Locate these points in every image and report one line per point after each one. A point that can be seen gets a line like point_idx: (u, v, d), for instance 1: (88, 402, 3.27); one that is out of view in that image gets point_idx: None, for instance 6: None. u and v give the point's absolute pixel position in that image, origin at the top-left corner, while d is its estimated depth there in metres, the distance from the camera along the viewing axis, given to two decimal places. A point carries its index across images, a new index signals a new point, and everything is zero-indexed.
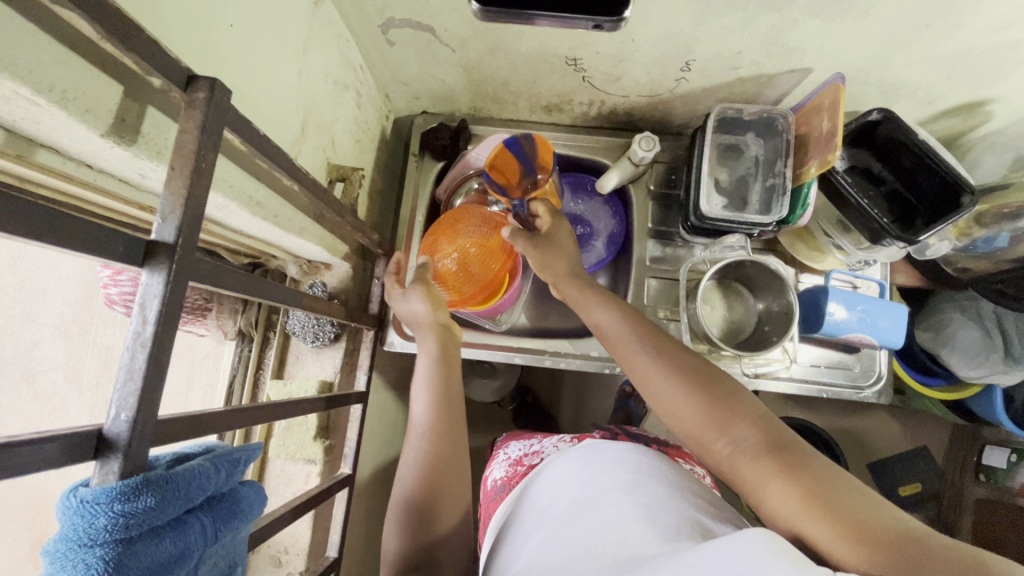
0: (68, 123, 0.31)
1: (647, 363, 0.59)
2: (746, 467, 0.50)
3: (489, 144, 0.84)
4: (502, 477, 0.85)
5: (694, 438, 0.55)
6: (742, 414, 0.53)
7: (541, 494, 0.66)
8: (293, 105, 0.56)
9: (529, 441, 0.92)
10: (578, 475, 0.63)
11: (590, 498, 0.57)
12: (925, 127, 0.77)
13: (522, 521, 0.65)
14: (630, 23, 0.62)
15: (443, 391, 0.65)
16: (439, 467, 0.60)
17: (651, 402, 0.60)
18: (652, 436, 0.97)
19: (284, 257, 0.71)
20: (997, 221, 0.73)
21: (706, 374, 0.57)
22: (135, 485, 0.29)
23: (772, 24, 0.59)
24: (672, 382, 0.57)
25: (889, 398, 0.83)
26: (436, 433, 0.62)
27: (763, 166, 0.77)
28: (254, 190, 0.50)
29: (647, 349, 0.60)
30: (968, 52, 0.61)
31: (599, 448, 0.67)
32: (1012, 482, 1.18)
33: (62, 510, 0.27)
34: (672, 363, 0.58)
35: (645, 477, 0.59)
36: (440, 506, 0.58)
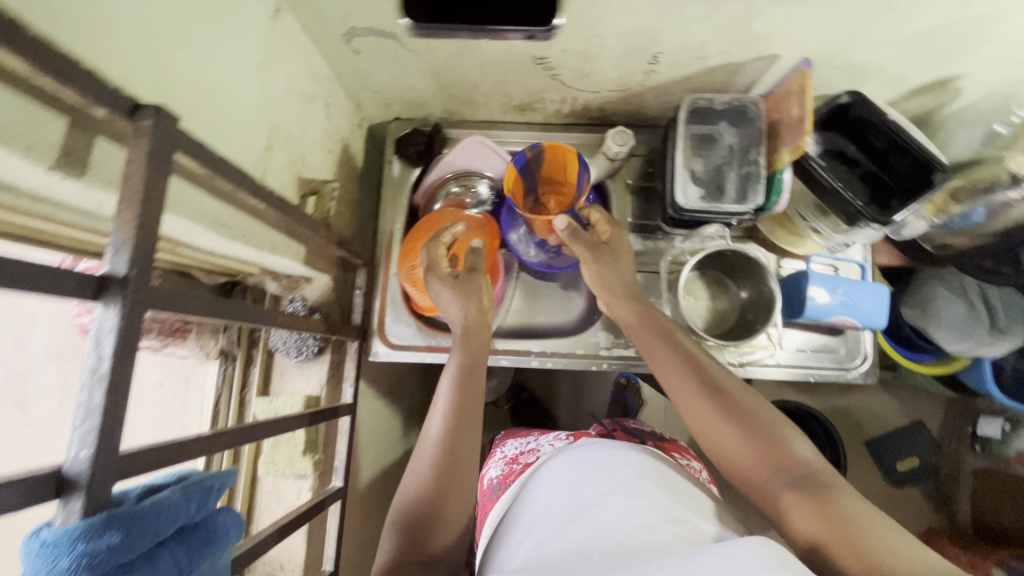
0: (11, 160, 0.31)
1: (690, 388, 0.61)
2: (779, 495, 0.52)
3: (465, 147, 0.85)
4: (498, 476, 0.85)
5: (738, 469, 0.57)
6: (782, 447, 0.55)
7: (538, 492, 0.66)
8: (258, 122, 0.56)
9: (525, 439, 0.92)
10: (577, 474, 0.63)
11: (589, 497, 0.57)
12: (898, 106, 0.77)
13: (519, 519, 0.64)
14: (593, 20, 0.61)
15: (462, 402, 0.63)
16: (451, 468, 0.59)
17: (688, 424, 0.62)
18: (649, 431, 0.98)
19: (261, 273, 0.71)
20: (973, 197, 0.73)
21: (749, 404, 0.58)
22: (97, 523, 0.29)
23: (735, 13, 0.59)
24: (719, 416, 0.58)
25: (876, 377, 0.83)
26: (455, 440, 0.61)
27: (738, 154, 0.76)
28: (219, 211, 0.49)
29: (690, 374, 0.62)
30: (933, 30, 0.61)
31: (598, 456, 0.68)
32: (1007, 450, 1.19)
33: (24, 553, 0.28)
34: (717, 391, 0.60)
35: (642, 480, 0.60)
36: (445, 513, 0.57)
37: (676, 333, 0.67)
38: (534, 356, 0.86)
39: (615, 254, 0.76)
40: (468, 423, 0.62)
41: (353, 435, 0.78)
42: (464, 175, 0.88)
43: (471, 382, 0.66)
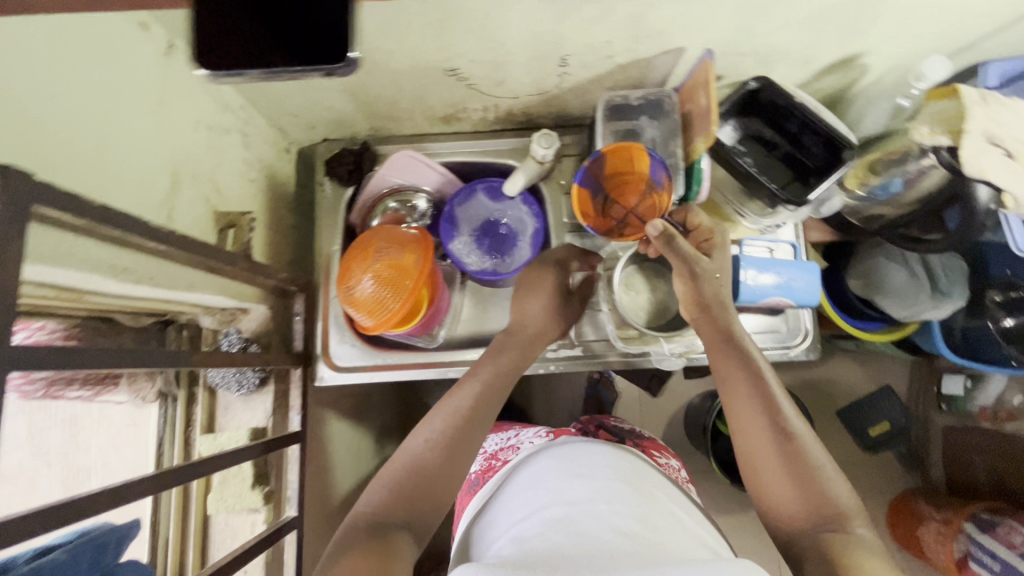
0: None
1: (759, 422, 0.62)
2: (811, 539, 0.55)
3: (394, 162, 0.83)
4: (476, 471, 0.83)
5: (778, 505, 0.59)
6: (826, 496, 0.57)
7: (518, 488, 0.67)
8: (156, 162, 0.55)
9: (506, 434, 0.91)
10: (559, 474, 0.66)
11: (576, 501, 0.60)
12: (811, 86, 0.78)
13: (496, 514, 0.66)
14: (490, 30, 0.62)
15: (474, 407, 0.66)
16: (445, 446, 0.63)
17: (738, 447, 0.64)
18: (630, 430, 0.97)
19: (192, 310, 0.69)
20: (888, 168, 0.75)
21: (812, 452, 0.60)
22: None
23: (629, 11, 0.60)
24: (780, 454, 0.60)
25: (818, 352, 0.85)
26: (455, 436, 0.64)
27: (661, 147, 0.77)
28: (117, 257, 0.48)
29: (760, 406, 0.62)
30: (824, 14, 0.62)
31: (581, 451, 0.70)
32: (972, 406, 1.21)
33: None
34: (784, 434, 0.60)
35: (616, 482, 0.64)
36: (424, 478, 0.61)
37: (756, 361, 0.66)
38: None
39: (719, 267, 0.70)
40: (478, 427, 0.65)
41: (304, 462, 0.78)
42: (400, 191, 0.88)
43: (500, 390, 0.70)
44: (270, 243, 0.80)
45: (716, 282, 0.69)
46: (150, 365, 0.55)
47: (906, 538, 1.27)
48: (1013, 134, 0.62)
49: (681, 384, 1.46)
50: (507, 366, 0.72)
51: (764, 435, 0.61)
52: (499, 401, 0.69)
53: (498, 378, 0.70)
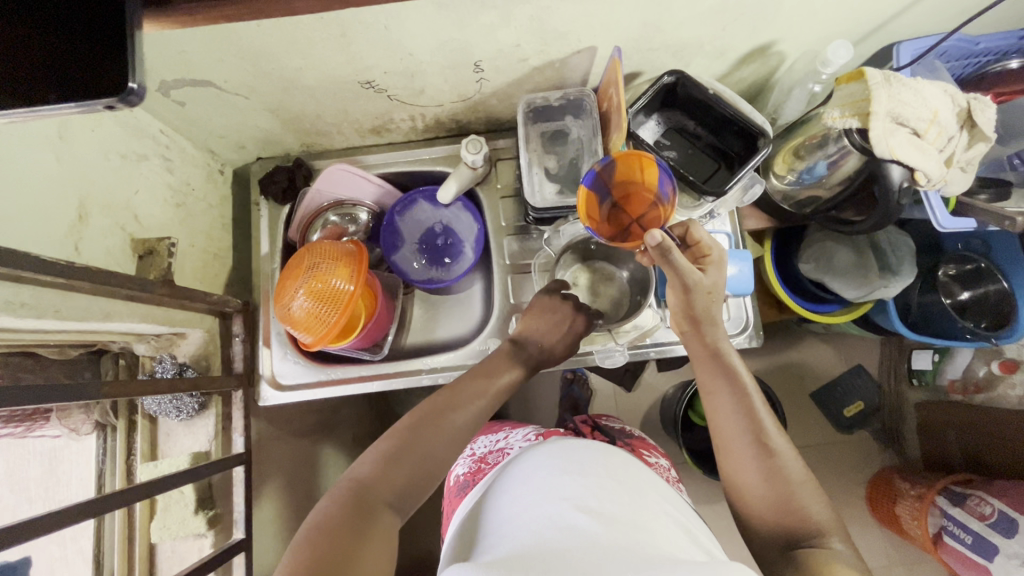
0: None
1: (739, 439, 0.62)
2: (789, 554, 0.55)
3: (325, 177, 0.83)
4: (465, 473, 0.84)
5: (759, 522, 0.59)
6: (803, 511, 0.57)
7: (508, 486, 0.66)
8: (59, 193, 0.55)
9: (495, 436, 0.91)
10: (552, 471, 0.64)
11: (568, 496, 0.59)
12: (732, 76, 0.79)
13: (482, 513, 0.65)
14: (394, 41, 0.62)
15: (463, 406, 0.66)
16: (439, 433, 0.62)
17: (722, 460, 0.64)
18: (620, 428, 0.98)
19: (123, 339, 0.69)
20: (812, 152, 0.75)
21: (791, 468, 0.59)
22: None
23: (529, 14, 0.60)
24: (759, 472, 0.59)
25: (760, 339, 0.85)
26: (441, 427, 0.63)
27: (587, 145, 0.78)
28: (12, 293, 0.48)
29: (745, 420, 0.62)
30: (725, 6, 0.63)
31: (569, 448, 0.70)
32: (941, 379, 1.24)
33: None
34: (763, 450, 0.60)
35: (607, 479, 0.63)
36: (419, 453, 0.60)
37: (742, 377, 0.65)
38: (425, 375, 0.85)
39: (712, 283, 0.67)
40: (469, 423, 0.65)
41: (251, 483, 0.78)
42: (339, 205, 0.88)
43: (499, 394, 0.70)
44: (205, 266, 0.79)
45: (707, 298, 0.66)
46: (78, 399, 0.55)
47: (885, 517, 1.27)
48: (917, 113, 0.63)
49: (655, 376, 1.46)
50: (506, 380, 0.72)
51: (745, 453, 0.61)
52: (485, 404, 0.69)
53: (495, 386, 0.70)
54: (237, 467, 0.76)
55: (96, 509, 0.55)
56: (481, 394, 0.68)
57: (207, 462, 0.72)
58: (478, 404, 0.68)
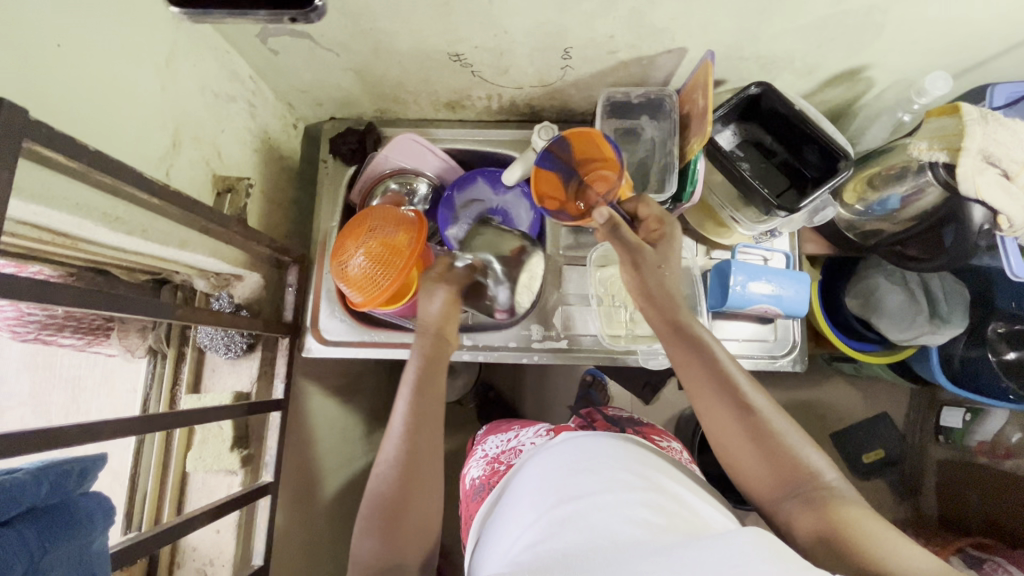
0: None
1: (719, 406, 0.59)
2: (793, 508, 0.54)
3: (396, 144, 0.84)
4: (479, 477, 0.83)
5: (755, 481, 0.58)
6: (801, 462, 0.56)
7: (520, 487, 0.63)
8: (160, 120, 0.57)
9: (506, 435, 0.89)
10: (563, 471, 0.60)
11: (576, 493, 0.55)
12: (815, 97, 0.78)
13: (501, 518, 0.62)
14: (494, 16, 0.63)
15: (419, 439, 0.61)
16: (414, 480, 0.60)
17: (709, 428, 0.61)
18: (628, 417, 0.97)
19: (186, 271, 0.71)
20: (887, 184, 0.74)
21: (776, 422, 0.58)
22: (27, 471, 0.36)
23: (631, 6, 0.60)
24: (747, 435, 0.57)
25: (805, 364, 0.84)
26: (411, 470, 0.60)
27: (660, 147, 0.77)
28: (111, 206, 0.50)
29: (722, 382, 0.60)
30: (827, 22, 0.62)
31: (581, 442, 0.65)
32: (970, 441, 1.18)
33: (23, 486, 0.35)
34: (744, 410, 0.58)
35: (622, 473, 0.59)
36: (407, 509, 0.59)
37: (710, 343, 0.62)
38: (465, 350, 0.85)
39: (664, 257, 0.67)
40: (427, 437, 0.62)
41: (285, 429, 0.79)
42: (400, 174, 0.89)
43: (431, 390, 0.64)
44: (269, 213, 0.81)
45: (659, 272, 0.66)
46: (150, 315, 0.56)
47: None
48: (1011, 154, 0.61)
49: (675, 394, 1.45)
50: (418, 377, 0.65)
51: (726, 418, 0.59)
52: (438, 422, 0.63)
53: (420, 383, 0.64)
54: (255, 413, 0.73)
55: (149, 426, 0.53)
56: (412, 407, 0.63)
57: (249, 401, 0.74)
58: (434, 431, 0.63)
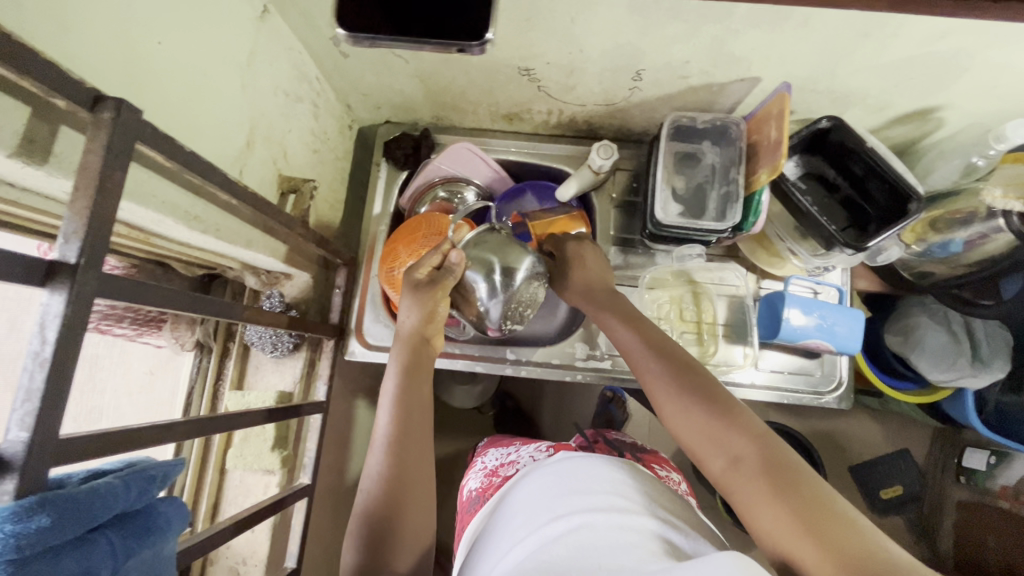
0: (4, 158, 0.33)
1: (652, 371, 0.57)
2: (733, 477, 0.49)
3: (450, 153, 0.83)
4: (476, 488, 0.74)
5: (694, 450, 0.53)
6: (733, 419, 0.51)
7: (510, 507, 0.59)
8: (238, 120, 0.57)
9: (507, 449, 0.80)
10: (550, 490, 0.55)
11: (562, 512, 0.50)
12: (881, 133, 0.77)
13: (490, 542, 0.57)
14: (573, 34, 0.62)
15: (404, 447, 0.59)
16: (404, 487, 0.57)
17: (652, 408, 0.57)
18: (630, 443, 0.87)
19: (240, 268, 0.71)
20: (950, 228, 0.73)
21: (706, 381, 0.54)
22: (116, 480, 0.35)
23: (714, 33, 0.59)
24: (678, 397, 0.54)
25: (850, 402, 0.83)
26: (398, 479, 0.57)
27: (720, 173, 0.77)
28: (191, 205, 0.50)
29: (664, 357, 0.58)
30: (911, 61, 0.61)
31: (573, 462, 0.60)
32: (993, 484, 1.16)
33: (117, 483, 0.34)
34: (675, 372, 0.56)
35: (618, 496, 0.52)
36: (400, 523, 0.56)
37: (649, 323, 0.63)
38: (508, 364, 0.84)
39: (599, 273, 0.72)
40: (416, 443, 0.60)
41: (325, 432, 0.78)
42: (451, 181, 0.88)
43: (418, 394, 0.63)
44: (321, 213, 0.81)
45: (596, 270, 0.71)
46: (225, 319, 0.52)
47: None
48: None
49: None
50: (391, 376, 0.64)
51: (659, 382, 0.56)
52: (429, 431, 0.62)
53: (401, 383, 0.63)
54: (273, 421, 0.63)
55: (239, 423, 0.55)
56: (396, 415, 0.61)
57: (280, 406, 0.68)
58: (423, 440, 0.61)
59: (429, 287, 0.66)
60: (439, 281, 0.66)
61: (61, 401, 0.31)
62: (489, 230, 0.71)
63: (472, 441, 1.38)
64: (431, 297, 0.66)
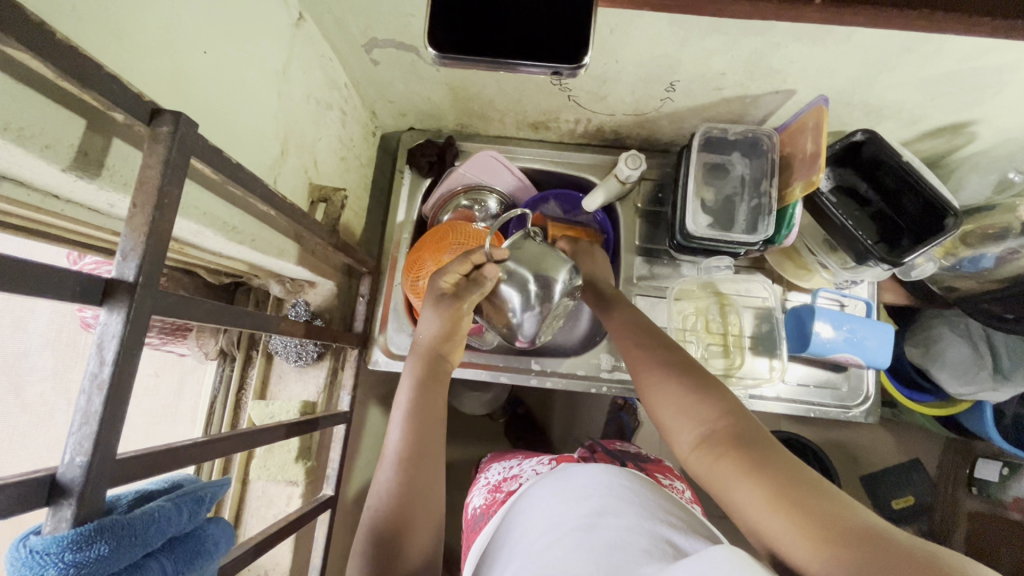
0: (60, 173, 0.32)
1: (637, 355, 0.59)
2: (703, 453, 0.49)
3: (476, 161, 0.82)
4: (481, 506, 0.71)
5: (671, 433, 0.53)
6: (708, 398, 0.51)
7: (514, 519, 0.57)
8: (274, 129, 0.56)
9: (508, 464, 0.78)
10: (549, 500, 0.54)
11: (564, 522, 0.49)
12: (911, 146, 0.77)
13: (498, 555, 0.55)
14: (610, 45, 0.61)
15: (411, 454, 0.57)
16: (413, 496, 0.54)
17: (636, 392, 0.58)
18: (635, 453, 0.84)
19: (266, 277, 0.70)
20: (983, 242, 0.73)
21: (687, 363, 0.55)
22: (165, 504, 0.34)
23: (755, 46, 0.59)
24: (659, 378, 0.55)
25: (877, 417, 0.82)
26: (406, 487, 0.55)
27: (750, 185, 0.76)
28: (230, 215, 0.49)
29: (646, 343, 0.59)
30: (951, 76, 0.60)
31: (573, 472, 0.59)
32: (1006, 495, 1.10)
33: (165, 505, 0.34)
34: (658, 354, 0.57)
35: (614, 498, 0.51)
36: (410, 534, 0.52)
37: (642, 317, 0.64)
38: (532, 375, 0.83)
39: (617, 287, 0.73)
40: (428, 449, 0.58)
41: (348, 443, 0.77)
42: (474, 189, 0.87)
43: (430, 403, 0.61)
44: (345, 221, 0.80)
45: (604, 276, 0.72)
46: (262, 330, 0.51)
47: None
48: None
49: None
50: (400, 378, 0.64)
51: (643, 365, 0.57)
52: (438, 436, 0.60)
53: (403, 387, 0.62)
54: (291, 437, 0.60)
55: (266, 437, 0.53)
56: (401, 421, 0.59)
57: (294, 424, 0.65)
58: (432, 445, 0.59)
59: (454, 301, 0.65)
60: (466, 296, 0.65)
61: (118, 425, 0.30)
62: (525, 238, 0.69)
63: (484, 448, 1.37)
64: (454, 310, 0.65)
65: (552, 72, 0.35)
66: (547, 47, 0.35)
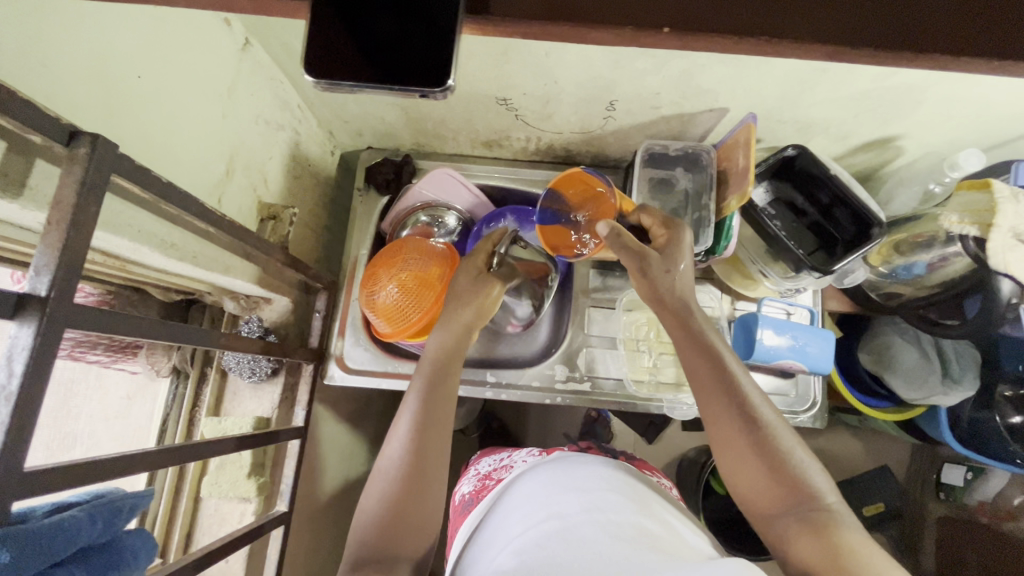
0: None
1: (724, 410, 0.54)
2: (790, 529, 0.49)
3: (429, 179, 0.84)
4: (470, 491, 0.71)
5: (752, 497, 0.52)
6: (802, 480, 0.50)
7: (507, 503, 0.57)
8: (219, 148, 0.58)
9: (501, 455, 0.77)
10: (546, 487, 0.55)
11: (566, 512, 0.48)
12: (845, 159, 0.81)
13: (487, 535, 0.55)
14: (547, 68, 0.64)
15: (422, 452, 0.55)
16: (412, 489, 0.53)
17: (713, 445, 0.55)
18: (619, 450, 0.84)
19: (218, 293, 0.71)
20: (913, 250, 0.76)
21: (782, 437, 0.52)
22: (79, 516, 0.34)
23: (681, 67, 0.62)
24: (754, 451, 0.52)
25: (825, 422, 0.84)
26: (410, 480, 0.53)
27: (693, 199, 0.79)
28: (167, 233, 0.50)
29: (736, 401, 0.54)
30: (867, 94, 0.64)
31: (569, 464, 0.59)
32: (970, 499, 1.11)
33: (80, 516, 0.34)
34: (752, 419, 0.53)
35: (612, 494, 0.53)
36: (406, 523, 0.52)
37: (722, 352, 0.57)
38: (489, 387, 0.84)
39: (674, 258, 0.61)
40: (437, 446, 0.56)
41: (302, 458, 0.77)
42: (433, 206, 0.88)
43: (441, 404, 0.58)
44: (302, 238, 0.82)
45: (668, 277, 0.60)
46: (201, 345, 0.52)
47: None
48: None
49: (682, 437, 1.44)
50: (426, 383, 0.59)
51: (732, 425, 0.53)
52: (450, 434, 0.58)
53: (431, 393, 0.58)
54: (242, 450, 0.61)
55: (211, 450, 0.54)
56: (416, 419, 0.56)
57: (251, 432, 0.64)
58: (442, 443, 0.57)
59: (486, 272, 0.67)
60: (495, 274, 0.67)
61: (23, 437, 0.31)
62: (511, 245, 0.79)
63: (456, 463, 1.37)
64: (482, 296, 0.65)
65: (422, 95, 0.35)
66: (417, 69, 0.35)
